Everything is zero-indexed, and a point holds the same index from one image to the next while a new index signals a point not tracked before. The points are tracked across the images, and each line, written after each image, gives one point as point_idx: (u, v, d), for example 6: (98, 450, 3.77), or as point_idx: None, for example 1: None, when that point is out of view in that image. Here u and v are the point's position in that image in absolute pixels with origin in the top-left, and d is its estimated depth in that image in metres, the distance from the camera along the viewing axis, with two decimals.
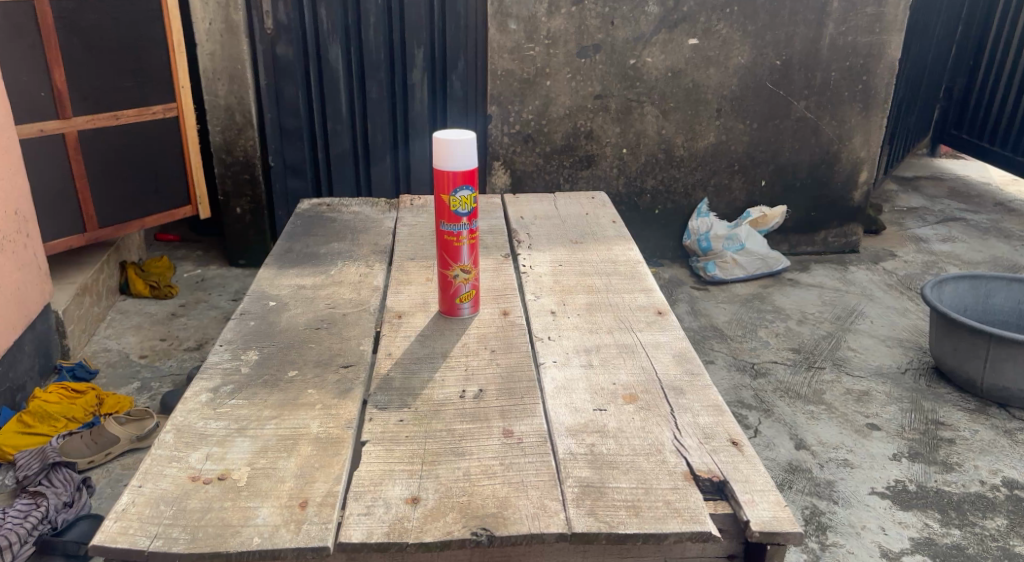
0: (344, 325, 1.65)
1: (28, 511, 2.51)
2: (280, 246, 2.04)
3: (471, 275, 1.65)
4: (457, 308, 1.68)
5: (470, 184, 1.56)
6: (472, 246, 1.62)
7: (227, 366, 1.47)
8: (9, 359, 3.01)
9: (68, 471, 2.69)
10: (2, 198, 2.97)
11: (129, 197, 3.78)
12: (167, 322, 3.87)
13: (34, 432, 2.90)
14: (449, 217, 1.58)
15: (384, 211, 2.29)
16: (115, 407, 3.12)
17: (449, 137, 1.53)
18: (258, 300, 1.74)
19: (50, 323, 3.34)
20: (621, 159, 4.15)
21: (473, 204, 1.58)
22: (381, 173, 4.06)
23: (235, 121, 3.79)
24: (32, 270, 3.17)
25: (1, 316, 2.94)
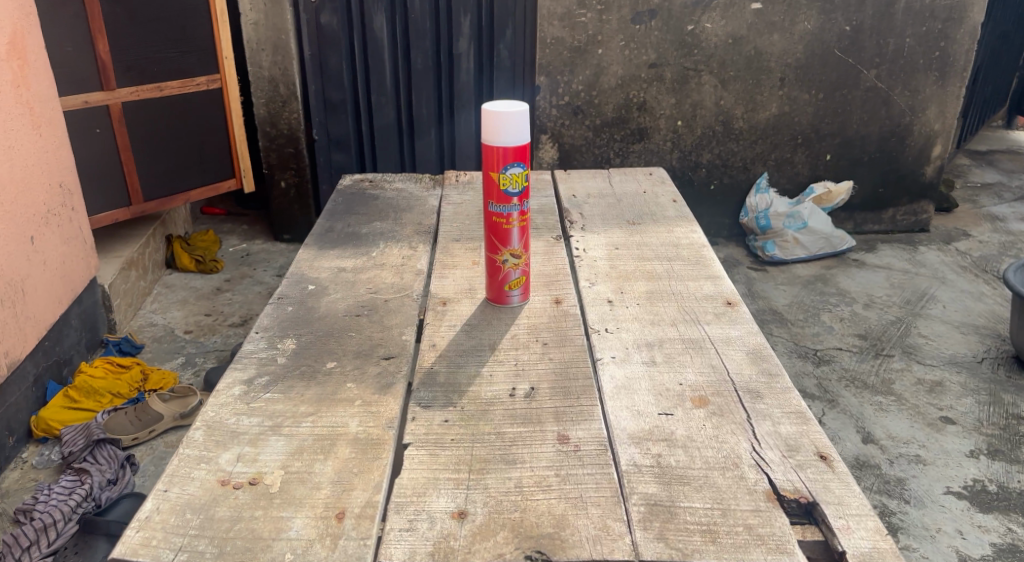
0: (386, 313, 1.54)
1: (74, 487, 2.48)
2: (320, 225, 1.94)
3: (522, 260, 1.53)
4: (506, 295, 1.56)
5: (521, 162, 1.43)
6: (522, 229, 1.50)
7: (263, 356, 1.37)
8: (56, 333, 3.00)
9: (112, 448, 2.65)
10: (45, 170, 2.93)
11: (173, 171, 3.73)
12: (212, 297, 3.83)
13: (80, 407, 2.87)
14: (499, 198, 1.46)
15: (428, 188, 2.18)
16: (160, 383, 3.09)
17: (501, 110, 1.39)
18: (296, 284, 1.64)
19: (96, 298, 3.32)
20: (676, 132, 3.96)
21: (525, 183, 1.46)
22: (426, 147, 3.94)
23: (279, 93, 3.72)
24: (78, 245, 3.14)
25: (48, 290, 2.91)
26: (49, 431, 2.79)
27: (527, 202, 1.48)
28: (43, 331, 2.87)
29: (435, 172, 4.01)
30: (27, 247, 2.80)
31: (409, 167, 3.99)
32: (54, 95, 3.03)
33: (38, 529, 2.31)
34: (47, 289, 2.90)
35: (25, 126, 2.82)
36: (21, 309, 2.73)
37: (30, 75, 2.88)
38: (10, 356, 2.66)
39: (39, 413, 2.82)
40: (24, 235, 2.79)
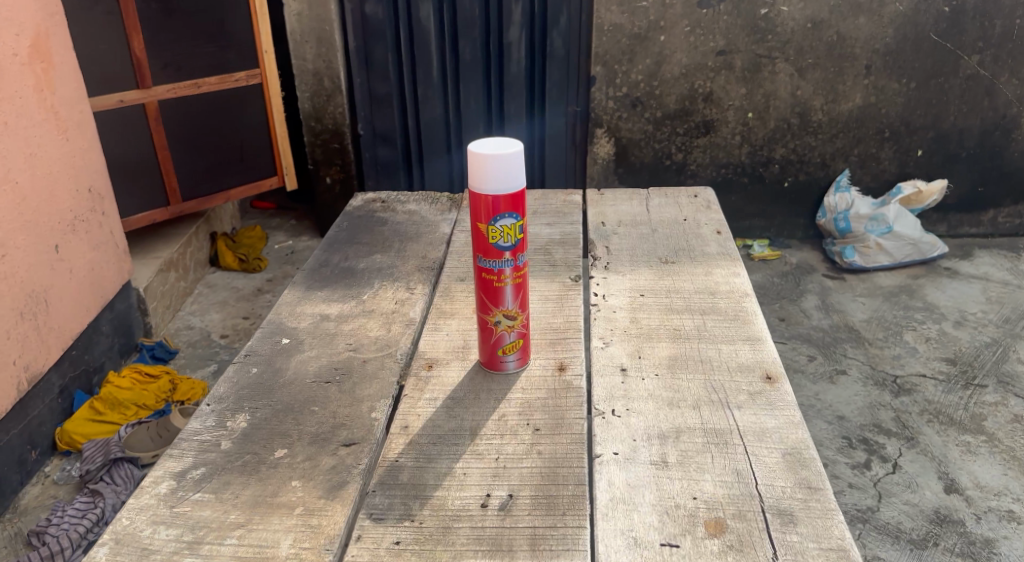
0: (361, 379, 1.34)
1: (86, 510, 2.43)
2: (315, 258, 1.74)
3: (519, 322, 1.29)
4: (500, 361, 1.32)
5: (513, 212, 1.20)
6: (519, 286, 1.26)
7: (206, 441, 1.19)
8: (85, 340, 2.94)
9: (129, 467, 2.60)
10: (72, 176, 2.86)
11: (212, 169, 3.57)
12: (252, 298, 3.73)
13: (104, 420, 2.81)
14: (488, 252, 1.23)
15: (443, 211, 1.96)
16: (188, 394, 3.01)
17: (490, 152, 1.16)
18: (269, 337, 1.46)
19: (131, 301, 3.26)
20: (746, 126, 3.59)
21: (519, 234, 1.22)
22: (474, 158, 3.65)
23: (324, 87, 3.46)
24: (109, 249, 3.07)
25: (75, 298, 2.85)
26: (72, 445, 2.74)
27: (523, 255, 1.25)
28: (69, 340, 2.82)
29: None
30: (51, 255, 2.73)
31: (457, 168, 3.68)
32: (83, 97, 2.94)
33: (45, 556, 2.25)
34: (74, 298, 2.84)
35: (49, 131, 2.73)
36: (44, 320, 2.67)
37: (55, 77, 2.78)
38: (32, 367, 2.61)
39: (64, 426, 2.77)
40: (48, 242, 2.71)
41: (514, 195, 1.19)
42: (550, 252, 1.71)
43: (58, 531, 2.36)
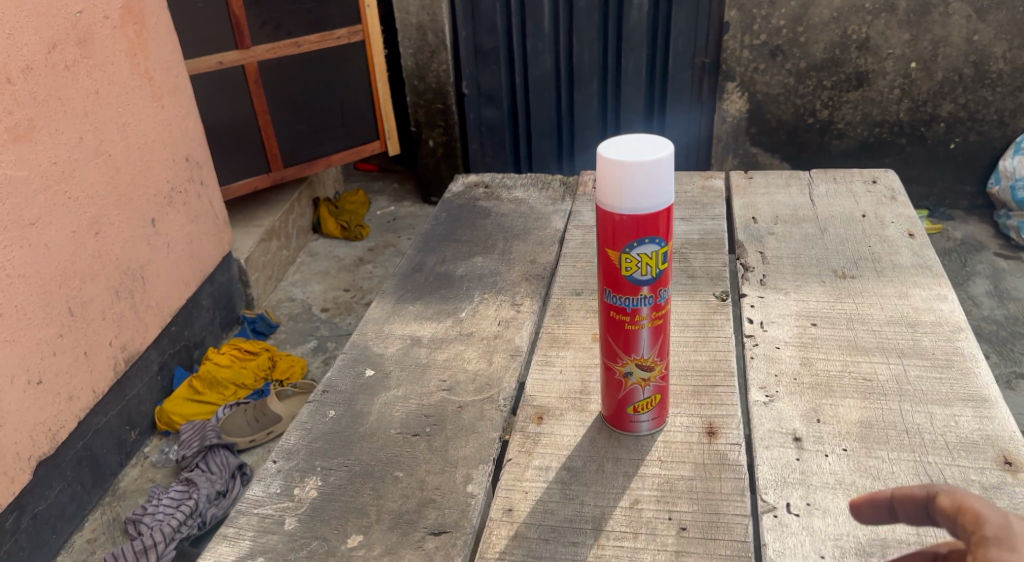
0: (455, 433, 1.08)
1: (181, 501, 2.08)
2: (408, 262, 1.53)
3: (657, 375, 0.98)
4: (629, 421, 1.01)
5: (656, 235, 0.89)
6: (659, 328, 0.95)
7: (268, 516, 0.97)
8: (186, 314, 2.55)
9: (226, 454, 2.23)
10: (166, 142, 2.35)
11: (315, 135, 2.99)
12: (353, 269, 3.38)
13: (203, 400, 2.45)
14: (620, 285, 0.93)
15: (555, 201, 1.72)
16: (288, 373, 2.63)
17: (625, 158, 0.85)
18: (351, 368, 1.23)
19: (232, 273, 2.89)
20: (908, 78, 3.02)
21: (664, 262, 0.91)
22: (587, 108, 3.25)
23: (428, 41, 3.17)
24: (208, 225, 2.61)
25: (171, 288, 2.41)
26: (171, 425, 2.38)
27: (667, 290, 0.94)
28: (166, 318, 2.39)
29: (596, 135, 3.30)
30: (148, 231, 2.27)
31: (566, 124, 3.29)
32: (180, 57, 2.43)
33: (137, 549, 1.92)
34: (170, 273, 2.39)
35: (144, 99, 2.24)
36: (140, 298, 2.24)
37: (149, 39, 2.27)
38: (127, 350, 2.21)
39: (162, 404, 2.42)
40: (144, 217, 2.25)
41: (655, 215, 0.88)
42: (688, 259, 1.38)
43: (152, 522, 2.02)
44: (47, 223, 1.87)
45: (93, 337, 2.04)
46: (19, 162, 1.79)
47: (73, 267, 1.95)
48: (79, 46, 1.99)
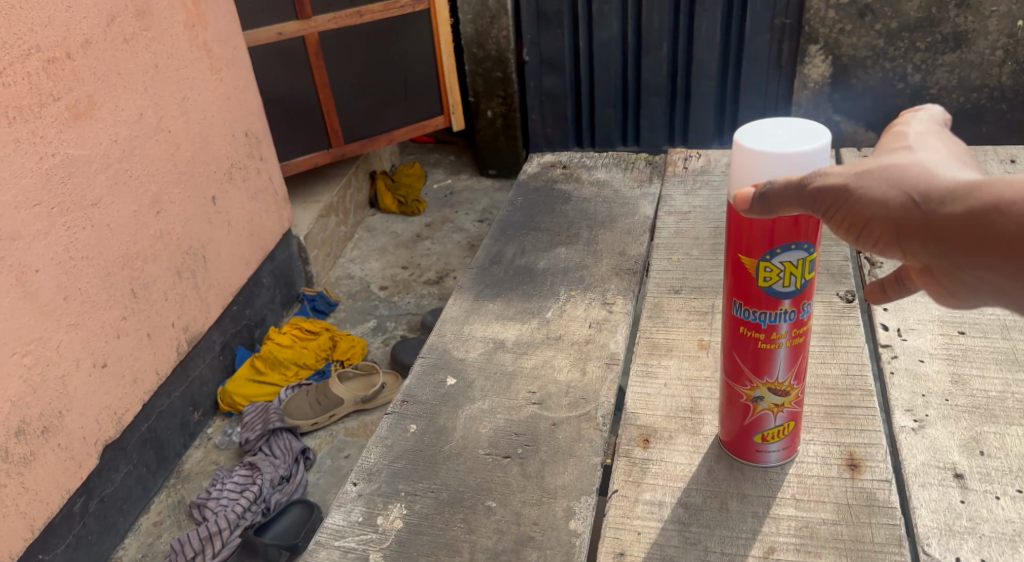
0: (552, 455, 0.96)
1: (244, 486, 2.01)
2: (486, 252, 1.41)
3: (792, 399, 0.83)
4: (755, 449, 0.87)
5: (805, 238, 0.73)
6: (798, 346, 0.80)
7: (352, 550, 0.87)
8: (246, 293, 2.46)
9: (289, 437, 2.14)
10: (225, 116, 2.26)
11: (377, 110, 2.87)
12: (410, 245, 3.12)
13: (264, 381, 2.36)
14: (756, 297, 0.78)
15: (641, 184, 1.57)
16: (348, 354, 2.52)
17: (769, 148, 0.70)
18: (431, 375, 1.12)
19: (291, 250, 2.73)
20: (1014, 37, 2.54)
21: (811, 270, 0.76)
22: (655, 71, 2.93)
23: (488, 6, 2.95)
24: (268, 199, 2.52)
25: (230, 270, 2.32)
26: (234, 407, 2.30)
27: (811, 302, 0.78)
28: (227, 299, 2.33)
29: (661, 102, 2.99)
30: (208, 209, 2.20)
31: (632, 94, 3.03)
32: (238, 29, 2.33)
33: (202, 537, 1.84)
34: (231, 252, 2.32)
35: (204, 73, 2.15)
36: (202, 278, 2.18)
37: (208, 8, 2.18)
38: (191, 332, 2.15)
39: (225, 385, 2.34)
40: (204, 194, 2.17)
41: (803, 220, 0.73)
42: None
43: (216, 508, 1.94)
44: (110, 202, 1.79)
45: (157, 318, 1.98)
46: (82, 141, 1.70)
47: (135, 246, 1.88)
48: (138, 18, 1.90)
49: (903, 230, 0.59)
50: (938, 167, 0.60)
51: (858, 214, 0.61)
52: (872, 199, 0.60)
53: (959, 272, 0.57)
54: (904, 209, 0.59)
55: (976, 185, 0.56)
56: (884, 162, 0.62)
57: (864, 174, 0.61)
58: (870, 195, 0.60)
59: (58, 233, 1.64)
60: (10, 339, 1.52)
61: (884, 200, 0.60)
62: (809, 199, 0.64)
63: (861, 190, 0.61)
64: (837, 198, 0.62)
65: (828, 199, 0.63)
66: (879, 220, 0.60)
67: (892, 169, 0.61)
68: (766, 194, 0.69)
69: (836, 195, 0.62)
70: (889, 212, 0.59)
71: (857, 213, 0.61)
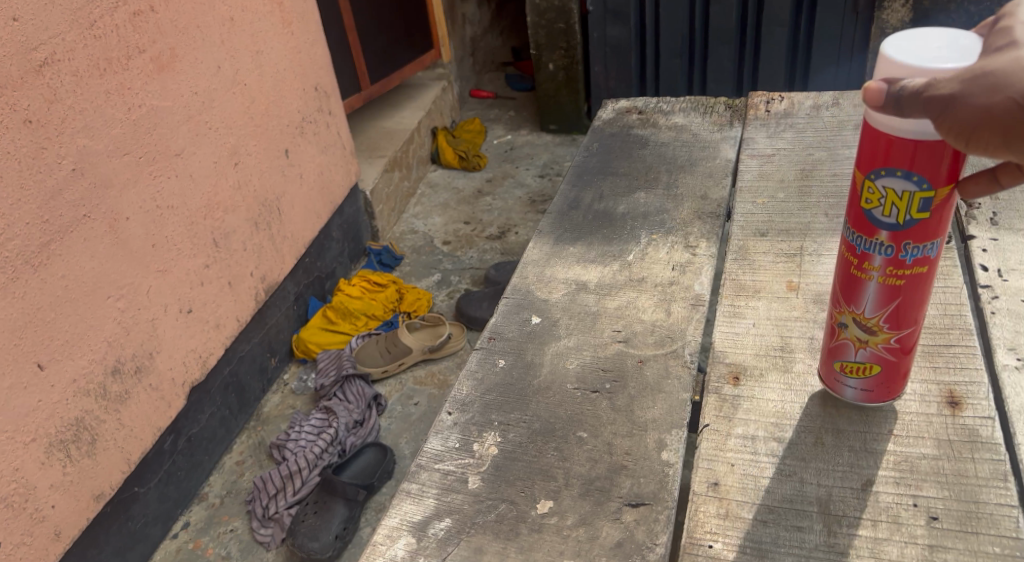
0: (640, 391, 0.97)
1: (321, 429, 2.08)
2: (564, 197, 1.42)
3: (881, 342, 0.80)
4: (837, 377, 0.86)
5: (917, 169, 0.69)
6: (893, 289, 0.75)
7: (448, 476, 0.90)
8: (318, 246, 2.50)
9: (362, 384, 2.21)
10: (296, 70, 2.28)
11: (391, 50, 2.88)
12: (475, 199, 3.13)
13: (337, 330, 2.43)
14: (856, 219, 0.75)
15: (722, 127, 1.55)
16: (416, 305, 2.57)
17: (893, 52, 0.66)
18: (515, 314, 1.14)
19: (359, 205, 2.74)
20: None
21: (921, 207, 0.70)
22: (724, 18, 2.81)
23: None
24: (338, 152, 2.54)
25: (304, 221, 2.37)
26: (309, 354, 2.37)
27: (920, 246, 0.72)
28: (300, 250, 2.38)
29: (731, 51, 2.88)
30: (282, 161, 2.24)
31: (700, 41, 2.91)
32: None
33: (284, 475, 1.93)
34: (304, 204, 2.37)
35: (276, 26, 2.16)
36: (277, 230, 2.23)
37: None
38: (267, 281, 2.21)
39: (300, 333, 2.41)
40: (278, 147, 2.21)
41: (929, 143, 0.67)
42: None
43: (296, 448, 2.02)
44: (191, 153, 1.85)
45: (236, 267, 2.05)
46: (165, 93, 1.75)
47: (215, 197, 1.93)
48: None
49: (1017, 131, 0.59)
50: None
51: (965, 122, 0.61)
52: (976, 105, 0.61)
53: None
54: (1008, 113, 0.60)
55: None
56: (986, 67, 0.62)
57: (969, 79, 0.62)
58: (973, 102, 0.61)
59: (145, 182, 1.69)
60: (104, 283, 1.59)
61: (987, 106, 0.60)
62: (918, 107, 0.64)
63: (966, 97, 0.61)
64: (947, 105, 0.62)
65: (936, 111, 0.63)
66: (985, 127, 0.61)
67: (996, 72, 0.61)
68: (888, 105, 0.67)
69: (944, 105, 0.62)
70: (992, 117, 0.60)
71: (964, 120, 0.61)
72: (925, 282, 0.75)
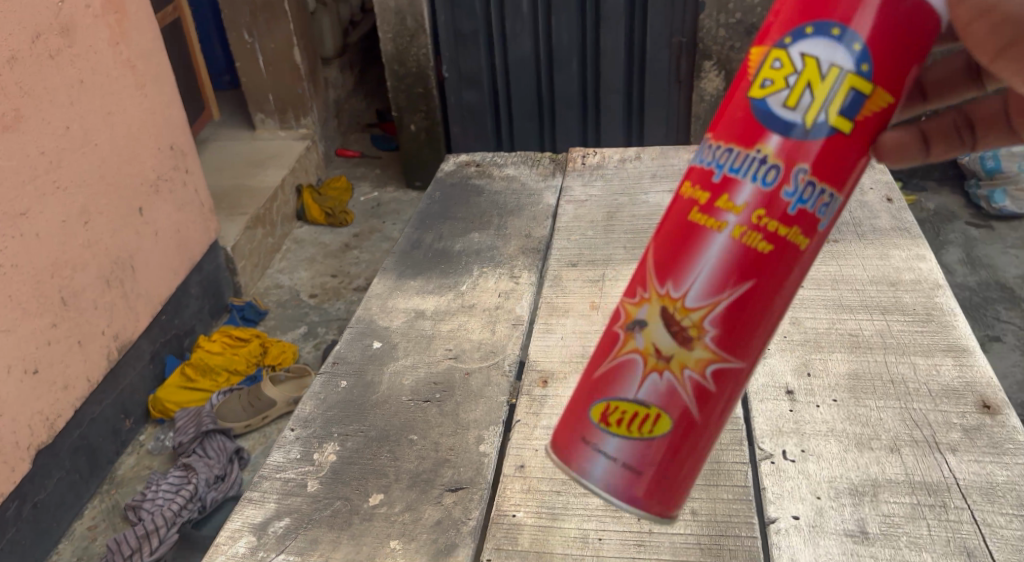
0: (465, 398, 1.12)
1: (180, 486, 2.08)
2: (406, 239, 1.57)
3: (700, 365, 0.69)
4: (594, 432, 0.73)
5: (865, 36, 0.61)
6: (747, 251, 0.65)
7: (291, 481, 1.01)
8: (174, 303, 2.51)
9: (223, 439, 2.23)
10: (149, 130, 2.32)
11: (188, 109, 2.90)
12: (340, 254, 3.21)
13: (195, 387, 2.42)
14: (743, 121, 0.66)
15: (546, 177, 1.77)
16: (280, 358, 2.60)
17: None
18: (358, 341, 1.27)
19: (219, 262, 2.77)
20: None
21: (844, 103, 0.63)
22: (567, 84, 3.08)
23: (407, 25, 2.99)
24: (195, 210, 2.57)
25: (159, 279, 2.39)
26: (166, 413, 2.36)
27: (814, 180, 0.64)
28: (155, 308, 2.39)
29: (575, 114, 3.15)
30: (135, 219, 2.26)
31: (547, 107, 3.16)
32: (162, 45, 2.39)
33: (140, 535, 1.91)
34: (159, 262, 2.38)
35: (129, 88, 2.22)
36: (130, 287, 2.24)
37: (130, 26, 2.24)
38: (120, 339, 2.21)
39: (156, 392, 2.39)
40: (131, 205, 2.24)
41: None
42: None
43: (152, 508, 2.01)
44: (38, 213, 1.87)
45: (86, 326, 2.05)
46: (8, 153, 1.78)
47: (63, 256, 1.95)
48: (63, 35, 1.96)
49: None
50: None
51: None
52: None
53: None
54: None
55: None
56: None
57: None
58: None
59: None
60: None
61: None
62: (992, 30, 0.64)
63: None
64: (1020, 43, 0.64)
65: (1004, 37, 0.65)
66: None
67: None
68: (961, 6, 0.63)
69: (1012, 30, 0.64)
70: None
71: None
72: (777, 278, 0.66)
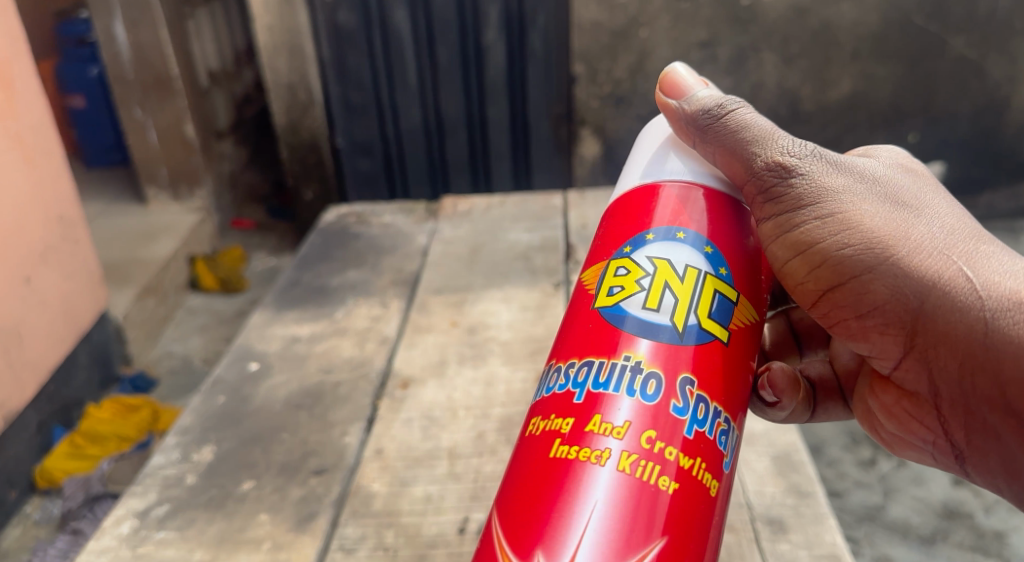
0: (333, 402, 1.27)
1: (67, 550, 2.08)
2: (286, 278, 1.72)
3: None
4: None
5: (707, 240, 0.82)
6: (638, 479, 0.71)
7: (169, 476, 1.13)
8: (63, 372, 2.52)
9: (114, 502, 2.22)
10: (36, 200, 2.39)
11: None
12: (235, 320, 3.28)
13: (82, 455, 2.40)
14: (602, 334, 0.78)
15: (419, 223, 1.95)
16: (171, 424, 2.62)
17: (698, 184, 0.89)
18: (237, 363, 1.40)
19: (111, 330, 2.80)
20: None
21: (708, 302, 0.79)
22: (458, 152, 3.07)
23: (298, 99, 2.99)
24: (84, 278, 2.61)
25: (49, 346, 2.42)
26: (53, 482, 2.33)
27: (691, 395, 0.75)
28: (43, 377, 2.39)
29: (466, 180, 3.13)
30: (22, 288, 2.29)
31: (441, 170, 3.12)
32: (49, 121, 2.47)
33: None
34: (47, 331, 2.40)
35: (15, 162, 2.29)
36: (18, 356, 2.25)
37: (18, 102, 2.33)
38: (5, 408, 2.21)
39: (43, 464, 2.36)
40: (18, 275, 2.28)
41: (720, 208, 0.85)
42: (528, 259, 1.69)
43: None
44: None
45: None
46: None
47: None
48: None
49: (887, 313, 0.83)
50: (912, 260, 0.80)
51: (854, 295, 0.84)
52: (872, 292, 0.83)
53: (936, 408, 0.86)
54: (885, 299, 0.82)
55: (1012, 341, 0.75)
56: (871, 246, 0.82)
57: (861, 259, 0.82)
58: (863, 286, 0.83)
59: None
60: None
61: (872, 292, 0.83)
62: (816, 274, 0.86)
63: (864, 280, 0.83)
64: (839, 284, 0.85)
65: (824, 281, 0.86)
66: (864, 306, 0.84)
67: (883, 273, 0.81)
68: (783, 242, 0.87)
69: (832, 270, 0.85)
70: (870, 297, 0.83)
71: (854, 294, 0.84)
72: (677, 518, 0.71)
